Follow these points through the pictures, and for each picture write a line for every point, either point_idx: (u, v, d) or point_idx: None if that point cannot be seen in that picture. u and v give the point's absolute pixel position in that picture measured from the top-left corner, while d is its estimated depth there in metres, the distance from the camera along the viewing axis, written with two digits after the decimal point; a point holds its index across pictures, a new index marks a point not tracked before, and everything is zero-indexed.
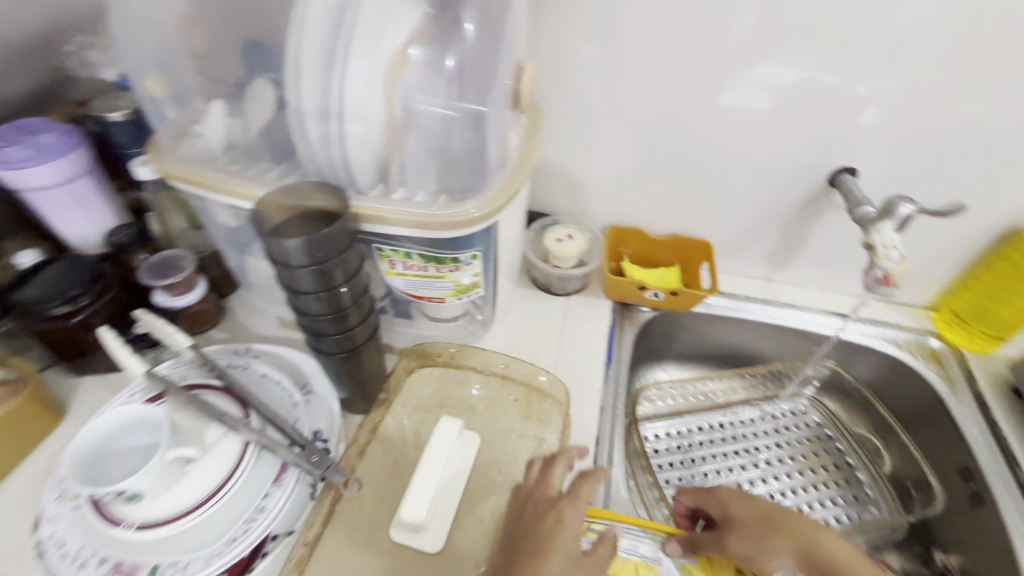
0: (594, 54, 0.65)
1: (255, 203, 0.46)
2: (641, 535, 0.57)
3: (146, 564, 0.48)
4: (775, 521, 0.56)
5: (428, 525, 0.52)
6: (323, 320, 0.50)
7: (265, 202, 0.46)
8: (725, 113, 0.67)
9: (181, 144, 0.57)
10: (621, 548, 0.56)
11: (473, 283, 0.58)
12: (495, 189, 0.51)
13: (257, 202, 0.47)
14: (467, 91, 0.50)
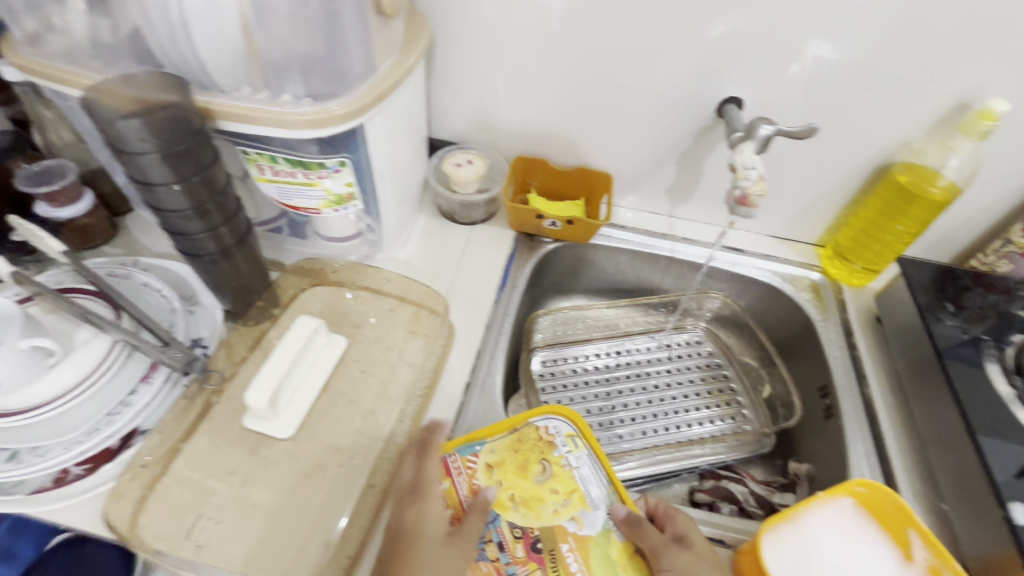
0: None
1: (90, 90, 0.45)
2: (600, 481, 0.56)
3: (5, 450, 0.50)
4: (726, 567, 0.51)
5: (280, 411, 0.54)
6: (180, 216, 0.50)
7: (103, 89, 0.45)
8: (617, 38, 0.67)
9: (39, 41, 0.55)
10: (580, 472, 0.56)
11: (348, 194, 0.59)
12: (360, 92, 0.52)
13: (91, 90, 0.45)
14: None
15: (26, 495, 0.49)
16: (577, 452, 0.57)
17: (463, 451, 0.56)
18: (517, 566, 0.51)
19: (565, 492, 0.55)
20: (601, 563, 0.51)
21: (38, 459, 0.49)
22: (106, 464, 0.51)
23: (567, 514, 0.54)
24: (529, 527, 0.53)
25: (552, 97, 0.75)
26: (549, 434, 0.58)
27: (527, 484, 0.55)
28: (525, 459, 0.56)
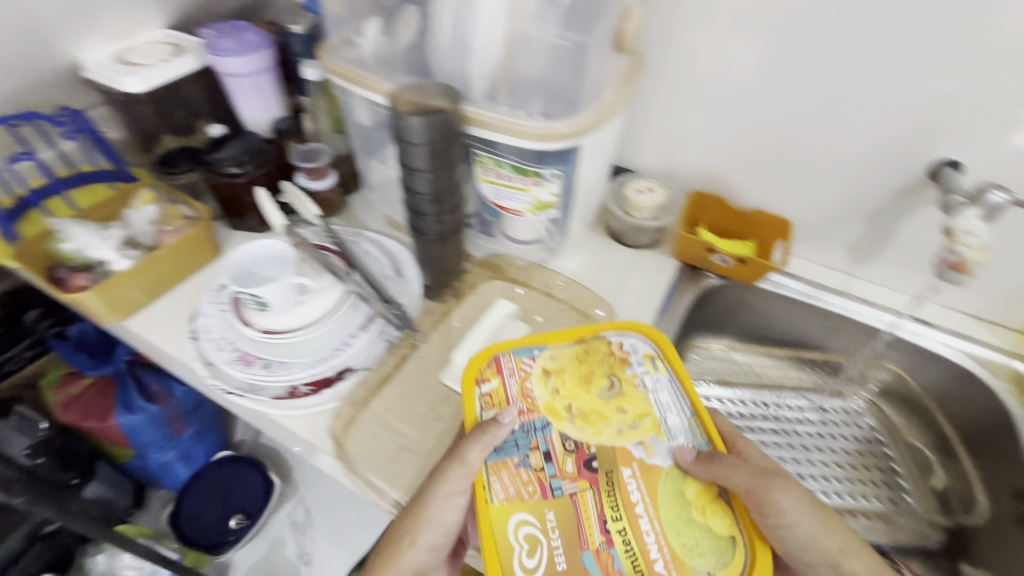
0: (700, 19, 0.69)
1: (392, 97, 0.56)
2: (678, 412, 0.56)
3: (262, 359, 0.63)
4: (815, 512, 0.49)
5: None
6: (423, 199, 0.61)
7: (398, 95, 0.56)
8: (828, 91, 0.67)
9: (341, 50, 0.70)
10: (654, 398, 0.57)
11: (551, 203, 0.65)
12: (585, 115, 0.59)
13: (392, 96, 0.57)
14: (577, 20, 0.55)
15: (270, 399, 0.61)
16: (651, 376, 0.58)
17: (522, 354, 0.59)
18: (564, 481, 0.52)
19: (631, 413, 0.56)
20: (670, 495, 0.51)
21: (284, 371, 0.62)
22: (326, 389, 0.62)
23: (635, 435, 0.54)
24: (585, 441, 0.54)
25: (745, 141, 0.76)
26: (623, 352, 0.60)
27: (589, 398, 0.56)
28: (590, 373, 0.58)
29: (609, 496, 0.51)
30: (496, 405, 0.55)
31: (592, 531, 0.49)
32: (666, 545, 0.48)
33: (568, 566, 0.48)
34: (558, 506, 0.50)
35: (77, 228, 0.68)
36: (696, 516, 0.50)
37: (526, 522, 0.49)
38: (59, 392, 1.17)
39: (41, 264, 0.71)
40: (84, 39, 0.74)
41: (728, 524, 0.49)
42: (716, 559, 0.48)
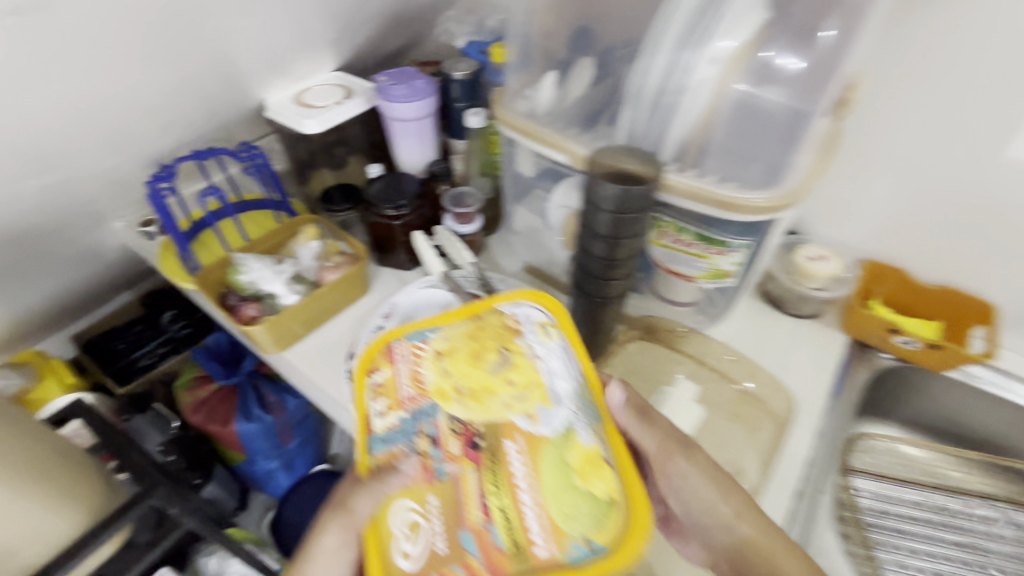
0: (908, 87, 0.62)
1: (587, 160, 0.55)
2: (568, 376, 0.49)
3: None
4: (729, 490, 0.50)
5: None
6: (598, 263, 0.58)
7: (593, 158, 0.54)
8: None
9: (514, 101, 0.71)
10: (545, 365, 0.48)
11: (730, 271, 0.60)
12: (785, 187, 0.53)
13: (588, 158, 0.55)
14: (801, 91, 0.53)
15: None
16: (545, 342, 0.50)
17: (415, 339, 0.53)
18: (449, 464, 0.46)
19: (522, 384, 0.48)
20: (552, 469, 0.44)
21: None
22: None
23: (521, 408, 0.46)
24: (470, 424, 0.47)
25: (945, 214, 0.68)
26: (515, 323, 0.52)
27: (478, 375, 0.48)
28: (481, 348, 0.50)
29: (494, 479, 0.45)
30: (386, 396, 0.51)
31: (471, 509, 0.44)
32: (543, 517, 0.42)
33: (450, 550, 0.43)
34: (442, 490, 0.46)
35: (254, 262, 0.72)
36: (575, 478, 0.44)
37: (412, 511, 0.46)
38: (190, 394, 1.25)
39: (215, 290, 0.75)
40: (271, 83, 0.79)
41: (611, 486, 0.43)
42: (592, 522, 0.42)
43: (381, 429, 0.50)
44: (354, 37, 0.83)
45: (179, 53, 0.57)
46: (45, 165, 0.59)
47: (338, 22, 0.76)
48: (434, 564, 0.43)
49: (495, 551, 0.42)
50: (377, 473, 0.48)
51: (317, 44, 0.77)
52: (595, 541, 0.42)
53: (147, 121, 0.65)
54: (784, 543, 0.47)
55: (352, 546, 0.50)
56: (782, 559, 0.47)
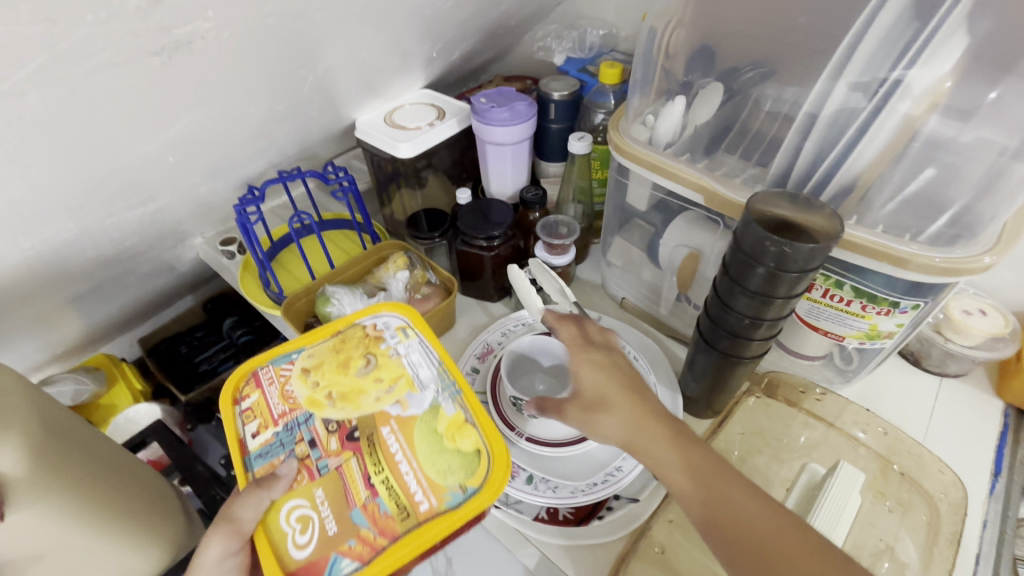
0: None
1: (743, 208, 0.47)
2: (429, 363, 0.58)
3: (523, 472, 0.56)
4: (593, 411, 0.47)
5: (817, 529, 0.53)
6: (737, 319, 0.51)
7: (751, 206, 0.47)
8: None
9: (631, 128, 0.64)
10: (406, 359, 0.59)
11: (889, 332, 0.53)
12: (977, 248, 0.44)
13: (744, 206, 0.48)
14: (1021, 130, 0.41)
15: (531, 520, 0.54)
16: (403, 344, 0.60)
17: (279, 364, 0.59)
18: (328, 459, 0.52)
19: (388, 379, 0.57)
20: (424, 436, 0.53)
21: (551, 492, 0.55)
22: (595, 521, 0.54)
23: (392, 397, 0.56)
24: (345, 420, 0.55)
25: None
26: (376, 330, 0.61)
27: (346, 380, 0.57)
28: (345, 357, 0.59)
29: (373, 461, 0.52)
30: (257, 417, 0.54)
31: (356, 487, 0.50)
32: (422, 478, 0.50)
33: (340, 530, 0.48)
34: (327, 482, 0.50)
35: (345, 295, 0.68)
36: (446, 445, 0.53)
37: (299, 507, 0.49)
38: None
39: (302, 319, 0.72)
40: (365, 103, 0.75)
41: (477, 443, 0.52)
42: (465, 473, 0.51)
43: (256, 448, 0.53)
44: (449, 54, 0.78)
45: (295, 82, 0.54)
46: (152, 195, 0.56)
47: (438, 41, 0.72)
48: (331, 545, 0.47)
49: (382, 517, 0.48)
50: (256, 482, 0.49)
51: (413, 64, 0.73)
52: (469, 487, 0.50)
53: (248, 149, 0.62)
54: (738, 482, 0.42)
55: (241, 553, 0.47)
56: (720, 494, 0.41)
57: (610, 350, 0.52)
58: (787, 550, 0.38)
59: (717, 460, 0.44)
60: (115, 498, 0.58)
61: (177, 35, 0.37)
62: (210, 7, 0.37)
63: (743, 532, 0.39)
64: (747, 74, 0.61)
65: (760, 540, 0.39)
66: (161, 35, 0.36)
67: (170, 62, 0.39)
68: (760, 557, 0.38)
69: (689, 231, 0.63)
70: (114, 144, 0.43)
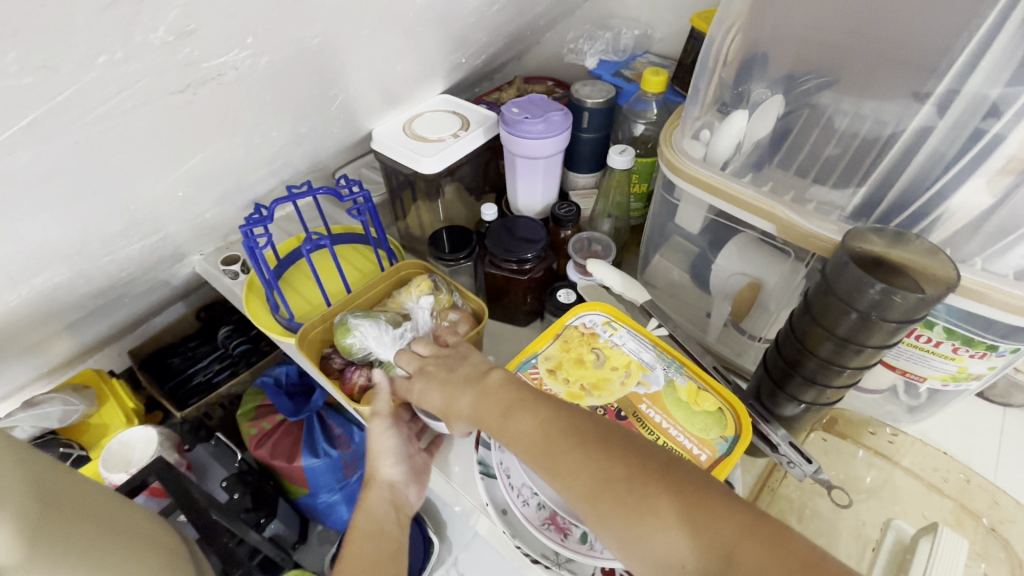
0: None
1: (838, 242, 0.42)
2: (648, 347, 0.53)
3: (577, 528, 0.51)
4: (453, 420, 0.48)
5: None
6: (812, 362, 0.47)
7: (853, 242, 0.42)
8: None
9: (683, 143, 0.58)
10: (623, 345, 0.53)
11: (978, 375, 0.48)
12: None
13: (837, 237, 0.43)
14: None
15: None
16: (618, 331, 0.54)
17: (523, 367, 0.52)
18: None
19: (622, 364, 0.52)
20: (677, 407, 0.48)
21: (608, 552, 0.49)
22: None
23: (632, 381, 0.50)
24: (608, 404, 0.49)
25: None
26: (590, 328, 0.55)
27: (590, 373, 0.51)
28: (577, 353, 0.52)
29: (647, 430, 0.47)
30: None
31: None
32: (690, 435, 0.47)
33: None
34: None
35: (366, 326, 0.61)
36: (693, 407, 0.48)
37: None
38: (253, 426, 1.16)
39: (318, 348, 0.66)
40: (383, 112, 0.69)
41: (718, 401, 0.49)
42: (721, 424, 0.48)
43: None
44: (473, 58, 0.72)
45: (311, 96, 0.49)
46: (157, 226, 0.51)
47: (462, 47, 0.66)
48: None
49: None
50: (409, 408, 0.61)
51: (437, 69, 0.67)
52: (730, 435, 0.47)
53: (261, 171, 0.57)
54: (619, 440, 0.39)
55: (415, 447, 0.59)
56: (586, 481, 0.37)
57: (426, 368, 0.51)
58: (667, 507, 0.34)
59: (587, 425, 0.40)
60: (133, 558, 0.53)
61: (207, 68, 0.34)
62: (251, 34, 0.34)
63: (616, 494, 0.36)
64: (806, 83, 0.55)
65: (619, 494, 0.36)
66: (189, 71, 0.34)
67: (194, 97, 0.36)
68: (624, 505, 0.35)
69: (746, 256, 0.58)
70: (110, 176, 0.38)
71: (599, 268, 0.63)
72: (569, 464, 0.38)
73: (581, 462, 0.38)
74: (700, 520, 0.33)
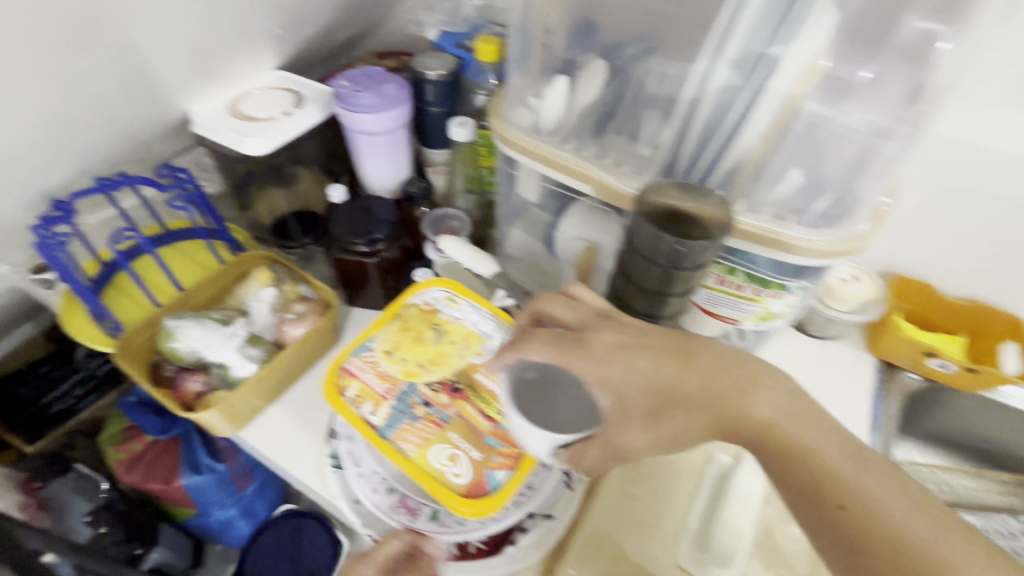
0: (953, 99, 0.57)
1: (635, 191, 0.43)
2: (488, 317, 0.53)
3: (428, 507, 0.50)
4: (656, 414, 0.40)
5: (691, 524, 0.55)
6: (635, 316, 0.49)
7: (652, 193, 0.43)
8: None
9: (514, 113, 0.58)
10: (464, 318, 0.52)
11: (781, 313, 0.53)
12: (849, 231, 0.46)
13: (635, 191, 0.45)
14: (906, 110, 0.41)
15: (440, 560, 0.49)
16: (458, 305, 0.53)
17: (358, 352, 0.50)
18: (447, 410, 0.46)
19: (461, 338, 0.51)
20: None
21: (459, 526, 0.49)
22: (509, 547, 0.50)
23: (470, 352, 0.50)
24: (444, 378, 0.48)
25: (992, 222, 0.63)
26: (431, 304, 0.53)
27: (427, 349, 0.50)
28: (416, 332, 0.51)
29: (482, 399, 0.47)
30: (372, 400, 0.46)
31: (479, 420, 0.46)
32: None
33: (484, 452, 0.44)
34: (453, 427, 0.45)
35: (193, 329, 0.56)
36: None
37: (442, 447, 0.44)
38: (121, 449, 1.02)
39: (146, 358, 0.60)
40: (198, 90, 0.62)
41: None
42: None
43: (381, 422, 0.45)
44: (301, 30, 0.67)
45: (37, 16, 0.41)
46: None
47: (278, 14, 0.61)
48: (482, 466, 0.43)
49: (510, 435, 0.45)
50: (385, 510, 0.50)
51: (253, 42, 0.62)
52: None
53: None
54: (786, 404, 0.38)
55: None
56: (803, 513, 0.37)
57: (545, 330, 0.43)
58: (844, 526, 0.35)
59: (836, 461, 0.37)
60: None
61: None
62: None
63: (770, 448, 0.38)
64: (630, 50, 0.55)
65: (819, 467, 0.36)
66: None
67: None
68: (807, 472, 0.37)
69: (584, 223, 0.59)
70: None
71: (449, 243, 0.62)
72: (717, 405, 0.38)
73: (717, 399, 0.38)
74: (866, 533, 0.35)
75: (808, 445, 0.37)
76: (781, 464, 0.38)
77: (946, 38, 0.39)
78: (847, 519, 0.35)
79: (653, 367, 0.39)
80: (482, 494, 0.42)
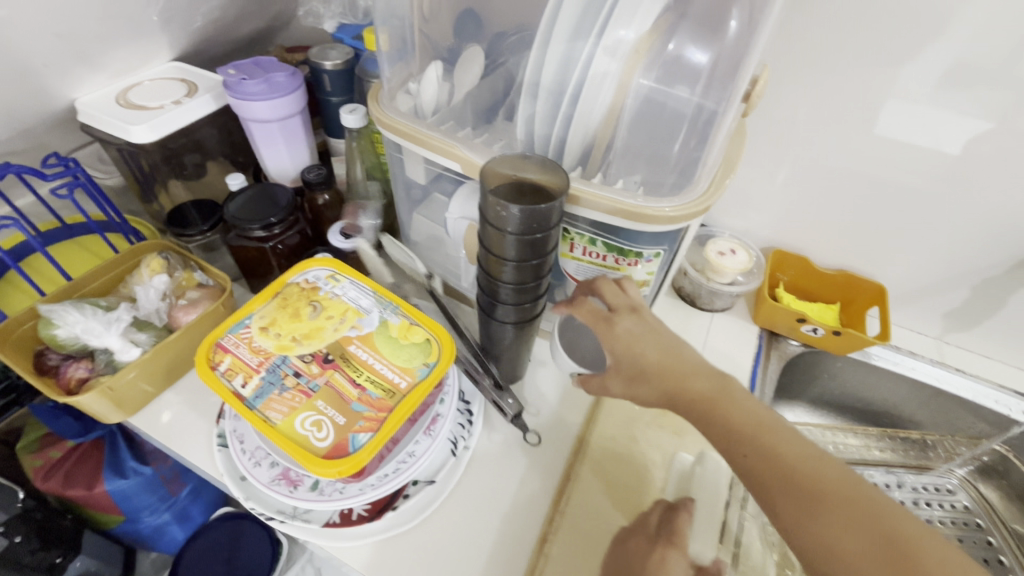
0: (802, 80, 0.62)
1: (480, 168, 0.48)
2: (369, 293, 0.55)
3: (309, 478, 0.52)
4: (636, 381, 0.48)
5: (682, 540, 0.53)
6: (503, 286, 0.52)
7: (491, 168, 0.48)
8: (935, 165, 0.61)
9: (395, 98, 0.60)
10: (343, 294, 0.54)
11: (644, 280, 0.56)
12: (698, 192, 0.48)
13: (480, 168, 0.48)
14: (717, 84, 0.45)
15: (321, 528, 0.51)
16: (340, 283, 0.55)
17: (234, 329, 0.51)
18: (315, 379, 0.47)
19: (338, 312, 0.52)
20: (385, 344, 0.50)
21: (338, 495, 0.50)
22: (390, 512, 0.52)
23: (345, 326, 0.51)
24: (317, 350, 0.49)
25: (849, 195, 0.68)
26: (314, 283, 0.55)
27: (303, 324, 0.51)
28: (293, 308, 0.52)
29: (352, 368, 0.49)
30: (243, 373, 0.48)
31: (349, 387, 0.47)
32: (392, 365, 0.49)
33: (349, 417, 0.45)
34: (322, 395, 0.47)
35: (71, 313, 0.56)
36: (401, 341, 0.51)
37: (308, 414, 0.45)
38: (37, 457, 0.91)
39: (28, 348, 0.59)
40: (82, 80, 0.63)
41: (426, 333, 0.52)
42: (427, 352, 0.51)
43: (250, 393, 0.47)
44: (190, 22, 0.68)
45: None
46: None
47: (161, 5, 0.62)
48: (346, 430, 0.45)
49: (376, 401, 0.47)
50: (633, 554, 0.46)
51: (137, 33, 0.62)
52: (432, 361, 0.50)
53: None
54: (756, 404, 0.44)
55: None
56: (781, 498, 0.39)
57: (642, 317, 0.50)
58: (773, 491, 0.39)
59: (792, 461, 0.40)
60: None
61: None
62: None
63: (721, 426, 0.43)
64: (512, 38, 0.62)
65: (765, 443, 0.41)
66: None
67: None
68: (750, 443, 0.42)
69: (466, 203, 0.61)
70: None
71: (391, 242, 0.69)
72: (675, 384, 0.46)
73: (725, 405, 0.44)
74: (789, 493, 0.39)
75: (773, 444, 0.41)
76: (739, 443, 0.42)
77: (737, 17, 0.44)
78: (775, 483, 0.39)
79: (666, 364, 0.47)
80: (342, 456, 0.44)
